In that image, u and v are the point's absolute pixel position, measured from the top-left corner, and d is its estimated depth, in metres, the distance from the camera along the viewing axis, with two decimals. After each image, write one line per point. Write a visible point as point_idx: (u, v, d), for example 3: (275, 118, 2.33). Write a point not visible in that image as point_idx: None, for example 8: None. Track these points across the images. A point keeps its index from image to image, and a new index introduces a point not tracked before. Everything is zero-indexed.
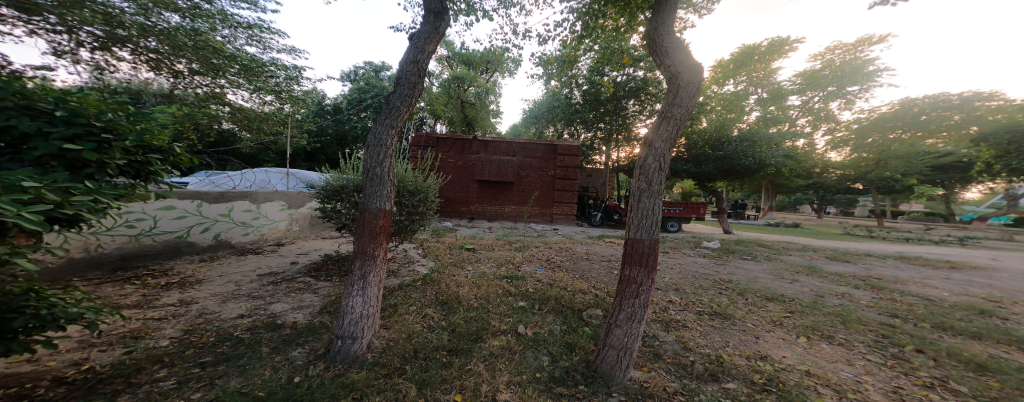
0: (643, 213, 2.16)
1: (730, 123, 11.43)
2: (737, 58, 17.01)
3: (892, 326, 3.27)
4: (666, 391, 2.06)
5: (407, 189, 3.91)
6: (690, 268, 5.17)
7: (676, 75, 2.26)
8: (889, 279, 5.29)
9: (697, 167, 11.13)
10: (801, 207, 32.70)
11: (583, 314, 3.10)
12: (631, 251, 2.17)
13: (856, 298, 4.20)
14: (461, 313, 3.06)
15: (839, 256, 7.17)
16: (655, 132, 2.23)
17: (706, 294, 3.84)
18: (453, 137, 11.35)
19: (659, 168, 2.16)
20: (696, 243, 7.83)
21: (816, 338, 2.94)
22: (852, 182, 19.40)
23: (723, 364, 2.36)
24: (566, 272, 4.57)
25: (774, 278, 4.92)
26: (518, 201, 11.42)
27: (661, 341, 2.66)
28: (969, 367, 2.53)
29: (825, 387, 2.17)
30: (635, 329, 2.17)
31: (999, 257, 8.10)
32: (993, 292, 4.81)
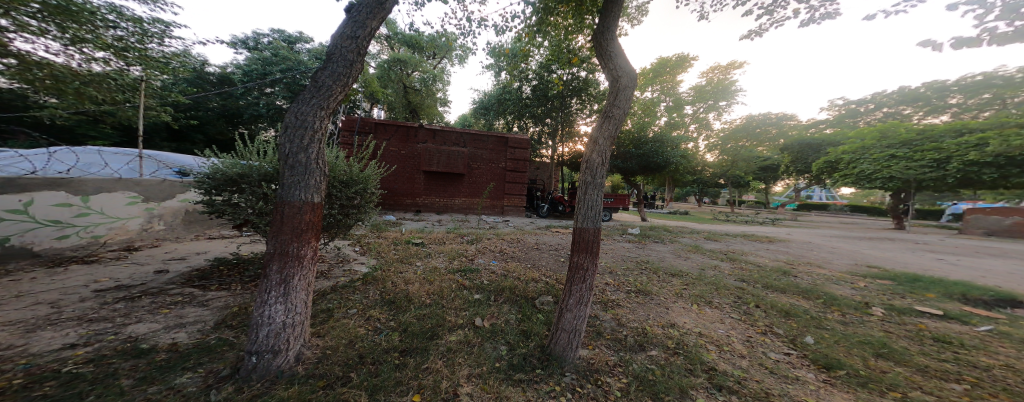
0: (589, 203, 2.35)
1: (648, 125, 13.15)
2: (656, 68, 19.56)
3: (743, 287, 4.34)
4: (609, 365, 2.34)
5: (339, 181, 3.43)
6: (619, 252, 5.90)
7: (618, 78, 2.50)
8: (740, 251, 7.05)
9: (624, 163, 12.81)
10: (686, 198, 40.27)
11: (538, 302, 3.27)
12: (579, 240, 2.36)
13: (723, 268, 5.43)
14: (413, 311, 2.89)
15: (712, 236, 9.11)
16: (599, 130, 2.45)
17: (632, 275, 4.44)
18: (397, 124, 10.45)
19: (601, 163, 2.39)
20: (622, 230, 8.93)
21: (703, 303, 3.71)
22: (718, 178, 24.73)
23: (648, 335, 2.77)
24: (522, 262, 4.75)
25: (676, 256, 6.01)
26: (468, 193, 11.10)
27: (601, 319, 3.00)
28: (781, 314, 3.51)
29: (711, 344, 2.76)
30: (582, 310, 2.38)
31: (794, 232, 11.63)
32: (789, 256, 6.94)
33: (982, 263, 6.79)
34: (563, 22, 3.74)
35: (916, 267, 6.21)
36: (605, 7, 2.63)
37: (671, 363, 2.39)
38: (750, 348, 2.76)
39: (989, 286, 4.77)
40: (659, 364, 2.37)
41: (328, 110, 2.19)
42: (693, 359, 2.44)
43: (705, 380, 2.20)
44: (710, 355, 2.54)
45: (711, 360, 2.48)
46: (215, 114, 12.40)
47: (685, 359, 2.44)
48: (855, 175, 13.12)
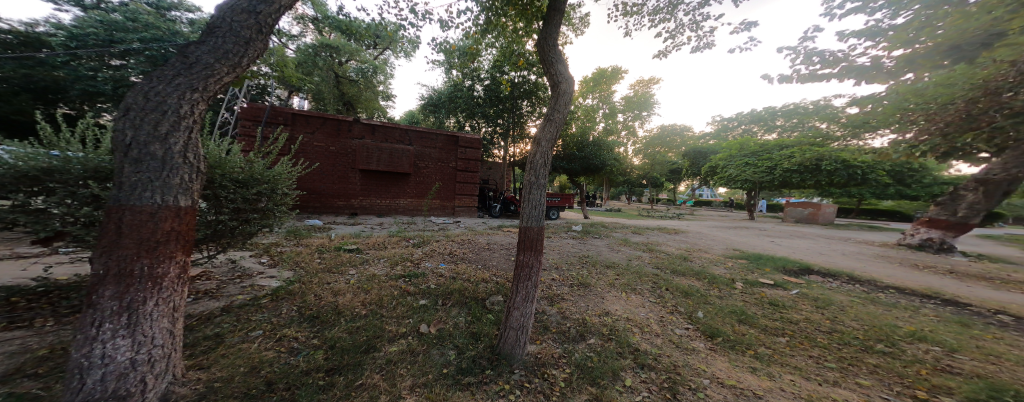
0: (534, 202, 2.41)
1: (590, 130, 14.10)
2: (595, 77, 21.05)
3: (658, 273, 4.87)
4: (554, 357, 2.43)
5: (232, 179, 2.92)
6: (565, 248, 6.19)
7: (558, 84, 2.62)
8: (660, 243, 7.97)
9: (569, 164, 13.52)
10: (618, 197, 44.24)
11: (487, 302, 3.26)
12: (524, 239, 2.42)
13: (645, 258, 6.05)
14: (344, 325, 2.63)
15: (639, 230, 10.12)
16: (542, 132, 2.53)
17: (575, 269, 4.70)
18: (325, 116, 9.36)
19: (542, 163, 2.47)
20: (567, 228, 9.39)
21: (630, 290, 4.06)
22: (644, 180, 27.66)
23: (587, 325, 2.94)
24: (470, 262, 4.69)
25: (610, 250, 6.53)
26: (415, 194, 10.56)
27: (547, 314, 3.10)
28: (685, 295, 4.00)
29: (636, 327, 3.03)
30: (528, 307, 2.44)
31: (699, 224, 13.62)
32: (696, 245, 8.02)
33: (830, 246, 8.81)
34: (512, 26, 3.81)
35: (791, 251, 7.73)
36: (549, 13, 2.73)
37: (604, 349, 2.57)
38: (663, 327, 3.11)
39: (830, 265, 6.21)
40: (596, 351, 2.53)
41: (201, 95, 1.81)
42: (625, 342, 2.67)
43: (631, 361, 2.42)
44: (637, 337, 2.81)
45: (636, 341, 2.72)
46: (16, 88, 8.62)
47: (619, 343, 2.65)
48: (727, 176, 17.93)
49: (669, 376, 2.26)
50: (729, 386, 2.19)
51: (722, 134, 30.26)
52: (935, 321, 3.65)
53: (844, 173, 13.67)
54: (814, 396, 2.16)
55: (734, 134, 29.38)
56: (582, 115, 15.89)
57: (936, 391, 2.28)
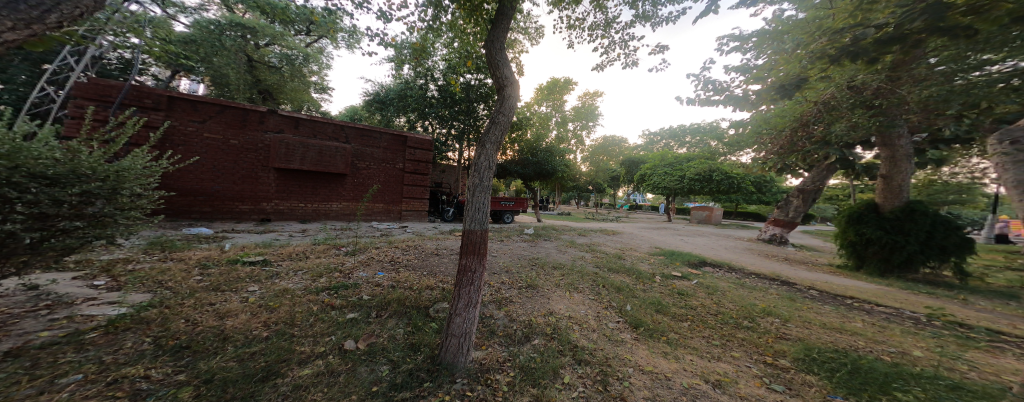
0: (477, 204, 2.39)
1: (544, 136, 14.53)
2: (550, 86, 21.81)
3: (596, 272, 5.14)
4: (499, 362, 2.41)
5: (33, 175, 2.12)
6: (516, 251, 6.24)
7: (503, 87, 2.64)
8: (599, 243, 8.47)
9: (523, 168, 13.78)
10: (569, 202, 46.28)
11: (430, 311, 3.14)
12: (467, 242, 2.37)
13: (587, 258, 6.37)
14: (239, 350, 2.24)
15: (584, 232, 10.66)
16: (487, 134, 2.52)
17: (524, 271, 4.77)
18: (226, 103, 8.08)
19: (485, 166, 2.46)
20: (520, 231, 9.50)
21: (573, 290, 4.20)
22: (591, 185, 29.34)
23: (533, 326, 2.96)
24: (411, 269, 4.46)
25: (558, 251, 6.77)
26: (350, 197, 9.83)
27: (494, 318, 3.07)
28: (619, 291, 4.26)
29: (576, 324, 3.13)
30: (470, 313, 2.39)
31: (632, 227, 14.79)
32: (625, 244, 8.64)
33: (731, 245, 10.16)
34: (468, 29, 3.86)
35: (703, 249, 8.76)
36: (497, 18, 2.76)
37: (546, 349, 2.60)
38: (600, 322, 3.25)
39: (725, 260, 7.19)
40: (539, 352, 2.55)
41: None
42: (566, 340, 2.74)
43: (570, 358, 2.48)
44: (577, 334, 2.91)
45: (576, 339, 2.81)
46: None
47: (560, 341, 2.72)
48: (652, 184, 19.93)
49: (602, 369, 2.36)
50: (648, 372, 2.39)
51: (651, 147, 33.85)
52: (806, 304, 4.44)
53: (726, 182, 16.88)
54: (706, 371, 2.48)
55: (666, 146, 32.73)
56: (539, 122, 16.19)
57: (782, 358, 2.80)
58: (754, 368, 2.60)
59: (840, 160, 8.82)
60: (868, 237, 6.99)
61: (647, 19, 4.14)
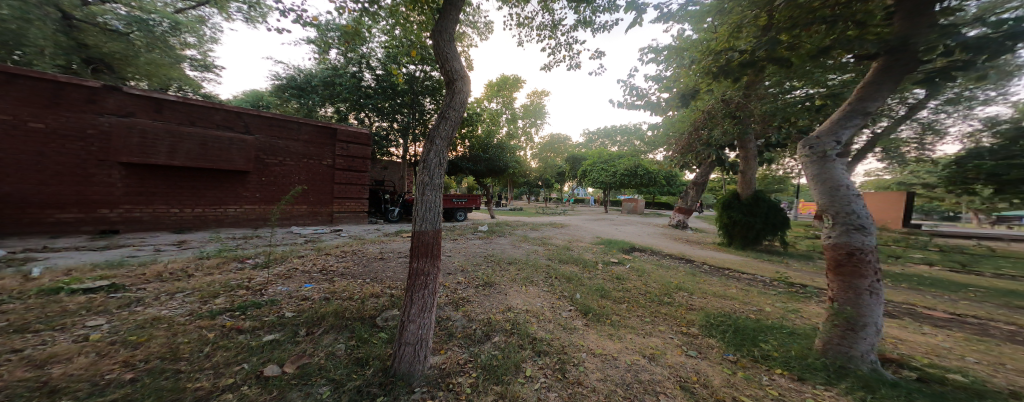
0: (427, 202, 2.26)
1: (492, 131, 14.44)
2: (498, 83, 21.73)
3: (550, 265, 5.33)
4: (460, 364, 2.34)
5: None
6: (471, 250, 6.12)
7: (453, 80, 2.52)
8: (547, 236, 8.81)
9: (474, 165, 13.51)
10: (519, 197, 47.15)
11: (377, 320, 2.92)
12: (418, 244, 2.24)
13: (540, 251, 6.56)
14: (105, 396, 1.76)
15: (532, 226, 10.97)
16: (436, 129, 2.39)
17: (481, 269, 4.71)
18: (20, 73, 6.00)
19: (437, 162, 2.34)
20: (472, 229, 9.33)
21: (528, 283, 4.28)
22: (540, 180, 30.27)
23: (492, 324, 2.94)
24: (350, 278, 4.06)
25: (513, 246, 6.85)
26: (260, 199, 8.66)
27: (453, 320, 2.98)
28: (570, 281, 4.48)
29: (533, 317, 3.20)
30: (427, 317, 2.29)
31: (565, 218, 15.76)
32: (546, 235, 9.10)
33: (636, 230, 11.46)
34: (411, 18, 3.64)
35: (633, 236, 9.71)
36: (446, 8, 2.63)
37: (507, 344, 2.60)
38: (555, 312, 3.38)
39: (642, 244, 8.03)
40: (500, 349, 2.54)
41: None
42: (525, 334, 2.78)
43: (530, 351, 2.52)
44: (535, 327, 2.97)
45: (534, 331, 2.88)
46: None
47: (519, 336, 2.75)
48: (592, 179, 21.46)
49: (559, 358, 2.45)
50: (598, 354, 2.56)
51: (591, 144, 36.23)
52: (717, 279, 5.23)
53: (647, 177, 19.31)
54: (640, 346, 2.77)
55: (604, 145, 35.28)
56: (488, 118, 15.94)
57: (694, 327, 3.27)
58: (675, 338, 2.99)
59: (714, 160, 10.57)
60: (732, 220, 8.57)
61: (587, 25, 4.38)
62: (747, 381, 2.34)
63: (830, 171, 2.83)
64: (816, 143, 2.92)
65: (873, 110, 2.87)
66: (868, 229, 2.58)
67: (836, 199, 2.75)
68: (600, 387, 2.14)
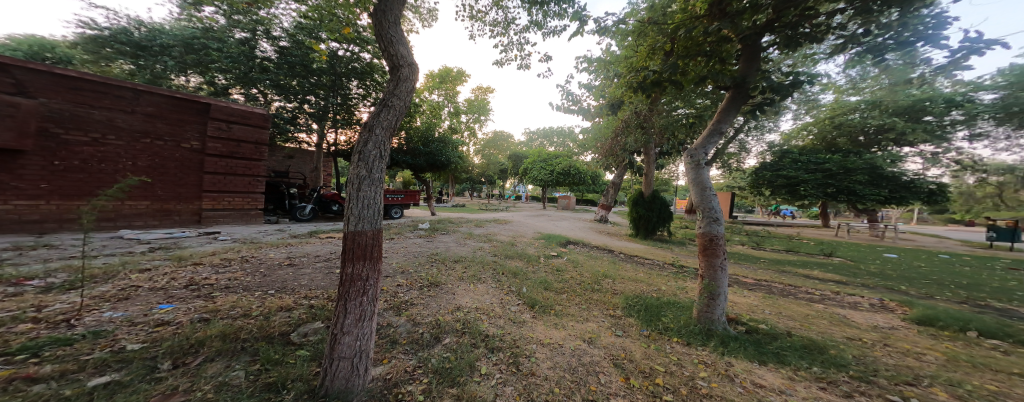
0: (363, 200, 1.97)
1: (435, 125, 13.74)
2: (441, 74, 20.75)
3: (497, 261, 5.31)
4: (408, 371, 2.15)
5: None
6: (411, 249, 5.73)
7: (398, 66, 2.25)
8: (489, 232, 8.75)
9: (413, 159, 12.66)
10: (459, 193, 46.29)
11: (292, 337, 2.55)
12: (353, 246, 1.96)
13: (485, 248, 6.46)
14: None
15: (479, 223, 10.79)
16: (375, 117, 2.09)
17: (423, 269, 4.43)
18: None
19: (379, 155, 2.05)
20: (414, 227, 8.75)
21: (476, 281, 4.18)
22: (482, 177, 30.15)
23: (441, 325, 2.78)
24: (231, 292, 3.38)
25: (457, 244, 6.64)
26: (45, 189, 5.98)
27: (396, 326, 2.73)
28: (514, 276, 4.51)
29: (483, 314, 3.13)
30: (367, 328, 2.04)
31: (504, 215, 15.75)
32: (476, 231, 8.89)
33: (560, 225, 11.98)
34: None
35: (569, 231, 10.27)
36: None
37: (460, 345, 2.49)
38: (504, 307, 3.36)
39: (568, 238, 8.39)
40: (452, 350, 2.41)
41: None
42: (478, 332, 2.70)
43: (483, 349, 2.46)
44: (487, 324, 2.91)
45: (485, 328, 2.82)
46: None
47: (471, 335, 2.65)
48: (533, 176, 22.17)
49: (512, 352, 2.44)
50: (547, 344, 2.63)
51: (532, 144, 37.43)
52: (633, 265, 5.92)
53: (580, 176, 20.75)
54: (581, 332, 2.93)
55: (543, 145, 36.74)
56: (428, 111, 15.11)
57: (619, 309, 3.58)
58: (607, 321, 3.25)
59: (627, 163, 11.84)
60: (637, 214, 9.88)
61: (540, 27, 4.48)
62: (658, 351, 2.69)
63: (700, 175, 3.39)
64: (693, 152, 3.43)
65: (734, 122, 3.39)
66: (719, 220, 3.22)
67: (702, 198, 3.33)
68: (552, 374, 2.20)
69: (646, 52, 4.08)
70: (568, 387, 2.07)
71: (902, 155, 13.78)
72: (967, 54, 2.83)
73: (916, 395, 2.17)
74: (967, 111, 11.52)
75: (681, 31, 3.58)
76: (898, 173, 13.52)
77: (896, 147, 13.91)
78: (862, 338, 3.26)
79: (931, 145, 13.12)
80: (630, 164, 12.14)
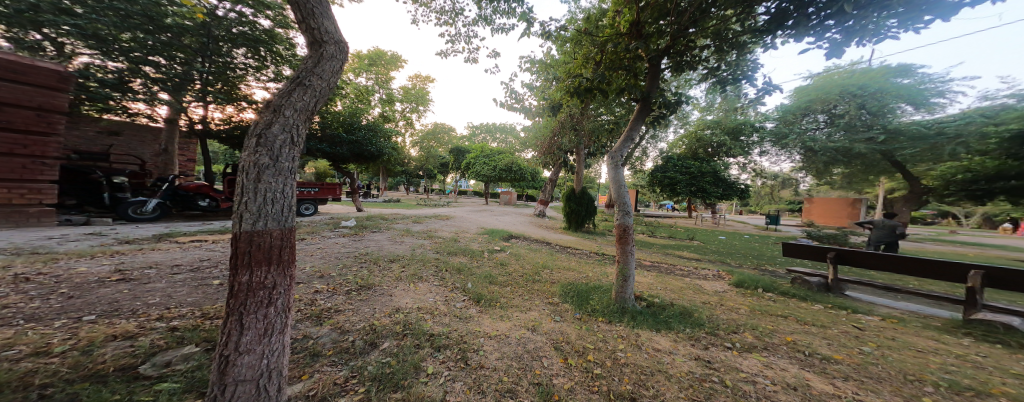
0: (265, 194, 1.65)
1: (361, 111, 12.46)
2: (371, 56, 18.86)
3: (438, 258, 5.15)
4: (338, 384, 1.92)
5: None
6: (331, 250, 5.19)
7: (321, 42, 1.99)
8: (432, 229, 8.45)
9: (332, 147, 11.23)
10: (394, 187, 43.54)
11: (143, 369, 1.90)
12: (252, 248, 1.62)
13: (426, 245, 6.21)
14: None
15: (418, 219, 10.32)
16: (284, 96, 1.78)
17: (350, 272, 4.03)
18: None
19: (289, 140, 1.75)
20: (334, 225, 7.91)
21: (417, 280, 3.98)
22: (419, 171, 28.88)
23: (376, 330, 2.58)
24: (1, 326, 2.33)
25: (392, 242, 6.25)
26: None
27: (317, 337, 2.43)
28: (456, 272, 4.45)
29: (426, 313, 3.02)
30: (275, 343, 1.79)
31: (445, 210, 15.41)
32: (412, 227, 8.51)
33: (499, 219, 12.25)
34: None
35: (511, 225, 10.48)
36: None
37: (402, 347, 2.34)
38: (449, 305, 3.28)
39: (511, 231, 8.77)
40: (393, 354, 2.26)
41: None
42: (420, 332, 2.59)
43: (429, 348, 2.37)
44: (430, 322, 2.82)
45: (430, 327, 2.72)
46: None
47: (413, 336, 2.52)
48: (474, 172, 22.05)
49: (459, 348, 2.41)
50: (493, 336, 2.66)
51: (474, 139, 37.06)
52: (566, 255, 6.37)
53: (521, 173, 21.36)
54: (525, 321, 3.04)
55: (485, 140, 36.73)
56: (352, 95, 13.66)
57: (556, 297, 3.81)
58: (547, 308, 3.44)
59: (562, 162, 12.71)
60: (569, 208, 10.70)
61: (488, 23, 4.49)
62: (589, 331, 2.94)
63: (614, 175, 3.83)
64: (614, 150, 3.82)
65: (642, 129, 3.81)
66: (629, 212, 3.62)
67: (618, 192, 3.69)
68: (500, 364, 2.24)
69: (581, 59, 4.31)
70: (515, 374, 2.14)
71: (727, 165, 17.99)
72: (764, 93, 3.91)
73: (737, 339, 2.91)
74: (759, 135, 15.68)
75: (608, 44, 3.92)
76: (726, 176, 17.55)
77: (726, 157, 18.04)
78: (717, 301, 4.09)
79: (742, 157, 17.45)
80: (564, 163, 12.94)
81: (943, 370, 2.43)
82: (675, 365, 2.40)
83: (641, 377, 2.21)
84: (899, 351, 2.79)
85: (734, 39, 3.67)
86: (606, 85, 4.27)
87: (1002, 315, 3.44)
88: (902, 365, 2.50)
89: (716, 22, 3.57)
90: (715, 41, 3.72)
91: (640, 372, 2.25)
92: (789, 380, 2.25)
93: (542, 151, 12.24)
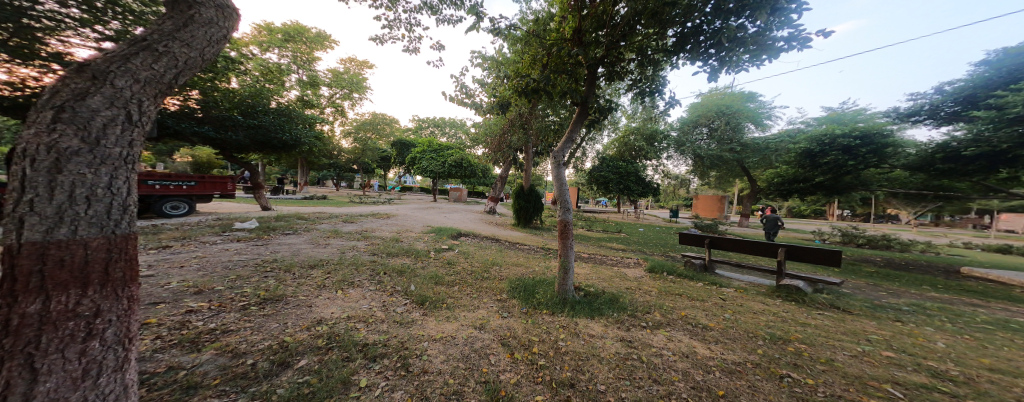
0: (71, 190, 1.32)
1: (268, 92, 10.84)
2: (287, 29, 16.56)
3: (373, 260, 4.79)
4: None
5: None
6: (220, 259, 4.51)
7: (193, 3, 1.81)
8: (373, 229, 7.88)
9: (222, 133, 9.46)
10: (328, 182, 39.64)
11: None
12: (62, 262, 1.30)
13: (360, 246, 5.76)
14: None
15: (349, 218, 9.54)
16: (118, 63, 1.48)
17: (250, 284, 3.53)
18: None
19: (120, 120, 1.45)
20: (224, 228, 6.86)
21: (346, 287, 3.64)
22: (354, 164, 26.58)
23: (288, 347, 2.25)
24: None
25: (313, 246, 5.65)
26: None
27: (192, 366, 1.97)
28: (394, 274, 4.17)
29: (358, 322, 2.76)
30: (106, 384, 1.44)
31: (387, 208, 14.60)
32: (340, 227, 7.80)
33: (445, 216, 11.94)
34: None
35: (461, 223, 10.31)
36: None
37: (325, 363, 2.09)
38: (386, 310, 3.05)
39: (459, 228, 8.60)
40: (313, 371, 2.00)
41: None
42: (348, 344, 2.33)
43: (362, 359, 2.16)
44: (362, 333, 2.56)
45: (362, 337, 2.48)
46: None
47: (339, 350, 2.27)
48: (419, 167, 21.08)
49: (400, 355, 2.24)
50: (438, 339, 2.53)
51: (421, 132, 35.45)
52: (515, 251, 6.40)
53: (470, 169, 21.00)
54: (473, 320, 2.96)
55: (432, 134, 35.42)
56: (258, 73, 11.85)
57: (505, 293, 3.79)
58: (495, 305, 3.39)
59: (509, 159, 12.77)
60: (518, 204, 10.83)
61: (435, 12, 4.25)
62: (534, 324, 2.96)
63: (557, 173, 3.93)
64: (561, 149, 3.88)
65: (583, 131, 3.94)
66: (568, 209, 3.73)
67: (560, 189, 3.80)
68: (445, 367, 2.13)
69: (529, 60, 4.27)
70: (461, 375, 2.06)
71: (644, 168, 19.85)
72: (671, 106, 4.30)
73: (650, 319, 3.20)
74: (665, 143, 17.62)
75: (554, 47, 3.96)
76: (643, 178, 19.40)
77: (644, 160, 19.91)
78: (637, 286, 4.45)
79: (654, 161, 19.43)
80: (513, 160, 12.98)
81: (767, 326, 3.17)
82: (605, 348, 2.52)
83: (578, 362, 2.28)
84: (788, 327, 3.19)
85: (651, 56, 3.96)
86: (551, 87, 4.29)
87: (794, 280, 4.52)
88: (746, 326, 3.16)
89: (641, 38, 3.80)
90: (639, 56, 3.99)
91: (578, 359, 2.31)
92: (683, 349, 2.59)
93: (490, 148, 12.09)
